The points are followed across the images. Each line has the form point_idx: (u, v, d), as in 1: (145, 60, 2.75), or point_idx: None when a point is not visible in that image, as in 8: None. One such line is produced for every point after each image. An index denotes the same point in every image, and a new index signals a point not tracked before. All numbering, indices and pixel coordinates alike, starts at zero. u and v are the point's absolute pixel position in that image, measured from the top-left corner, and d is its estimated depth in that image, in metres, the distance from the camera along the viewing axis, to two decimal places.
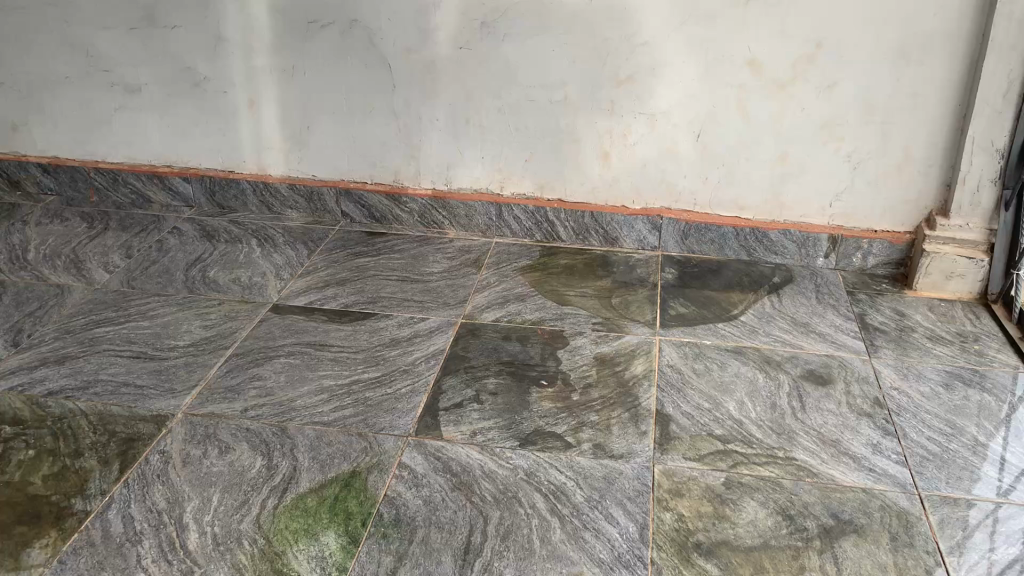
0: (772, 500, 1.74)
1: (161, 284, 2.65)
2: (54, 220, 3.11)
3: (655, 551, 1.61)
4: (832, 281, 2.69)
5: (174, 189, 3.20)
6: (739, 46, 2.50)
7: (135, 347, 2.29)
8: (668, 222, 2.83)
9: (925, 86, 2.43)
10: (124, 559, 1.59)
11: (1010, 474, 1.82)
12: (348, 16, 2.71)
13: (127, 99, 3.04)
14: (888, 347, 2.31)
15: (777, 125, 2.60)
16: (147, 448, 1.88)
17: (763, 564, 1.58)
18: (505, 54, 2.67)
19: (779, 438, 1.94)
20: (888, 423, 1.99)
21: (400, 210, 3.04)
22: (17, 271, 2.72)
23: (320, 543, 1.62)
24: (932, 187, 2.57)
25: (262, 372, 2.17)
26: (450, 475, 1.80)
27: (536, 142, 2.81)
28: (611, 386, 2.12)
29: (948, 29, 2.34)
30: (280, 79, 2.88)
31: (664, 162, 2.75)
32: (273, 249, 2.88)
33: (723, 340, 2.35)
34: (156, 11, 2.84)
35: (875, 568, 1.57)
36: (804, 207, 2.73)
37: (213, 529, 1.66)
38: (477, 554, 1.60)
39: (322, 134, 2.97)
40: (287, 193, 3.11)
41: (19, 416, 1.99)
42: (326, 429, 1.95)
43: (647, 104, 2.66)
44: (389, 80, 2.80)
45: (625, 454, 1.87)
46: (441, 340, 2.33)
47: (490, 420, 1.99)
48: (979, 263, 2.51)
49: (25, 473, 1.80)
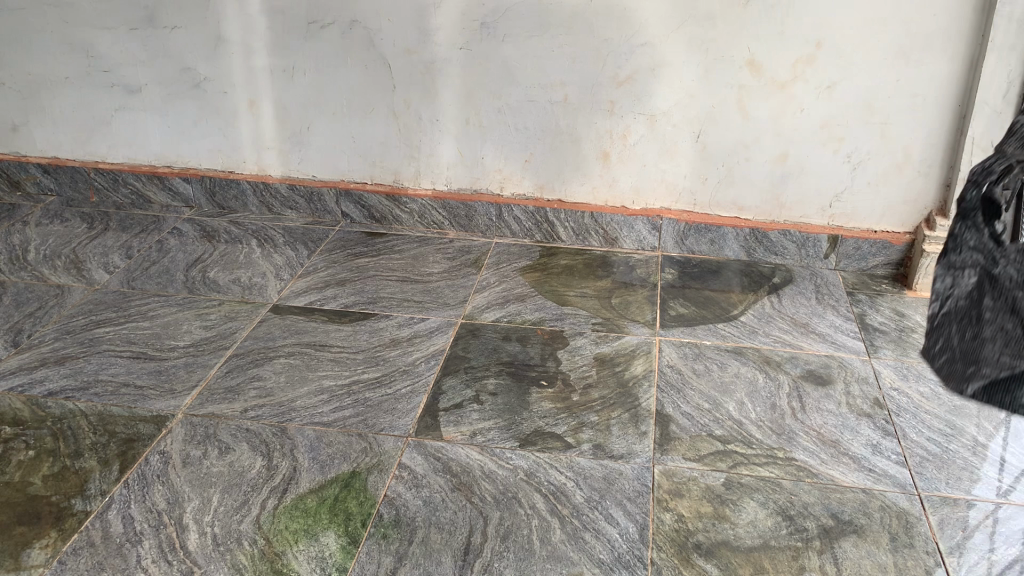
0: (772, 500, 1.74)
1: (161, 284, 2.65)
2: (54, 220, 3.11)
3: (655, 551, 1.61)
4: (832, 282, 2.69)
5: (174, 189, 3.20)
6: (738, 46, 2.50)
7: (135, 347, 2.29)
8: (667, 222, 2.83)
9: (925, 87, 2.43)
10: (124, 559, 1.59)
11: (1010, 474, 1.82)
12: (348, 16, 2.71)
13: (127, 100, 3.04)
14: (887, 347, 2.32)
15: (777, 125, 2.60)
16: (147, 448, 1.88)
17: (763, 564, 1.58)
18: (504, 54, 2.67)
19: (778, 438, 1.94)
20: (888, 423, 1.99)
21: (400, 211, 3.05)
22: (16, 271, 2.72)
23: (321, 543, 1.62)
24: (932, 187, 2.57)
25: (262, 372, 2.17)
26: (450, 475, 1.80)
27: (536, 142, 2.81)
28: (611, 386, 2.13)
29: (948, 29, 2.34)
30: (280, 80, 2.88)
31: (664, 162, 2.75)
32: (273, 250, 2.88)
33: (723, 340, 2.35)
34: (155, 11, 2.83)
35: (876, 568, 1.57)
36: (803, 207, 2.73)
37: (214, 529, 1.66)
38: (477, 554, 1.60)
39: (322, 135, 2.97)
40: (287, 193, 3.11)
41: (20, 416, 1.99)
42: (327, 429, 1.95)
43: (647, 104, 2.66)
44: (389, 80, 2.80)
45: (625, 454, 1.87)
46: (441, 340, 2.33)
47: (490, 420, 1.99)
48: None
49: (25, 474, 1.80)
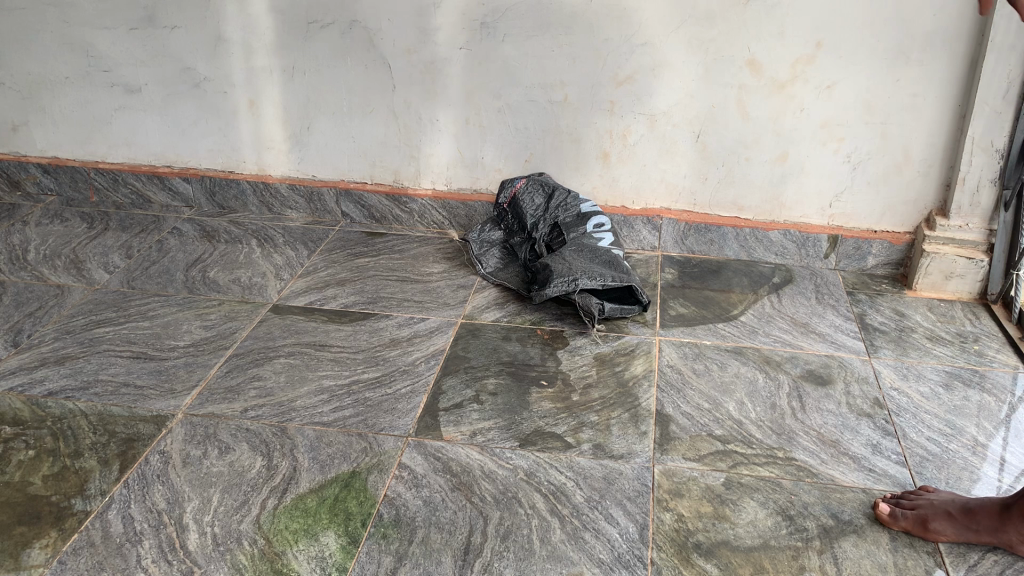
0: (772, 500, 1.74)
1: (162, 283, 2.65)
2: (54, 220, 3.11)
3: (655, 551, 1.61)
4: (832, 281, 2.70)
5: (174, 189, 3.20)
6: (738, 46, 2.50)
7: (135, 347, 2.29)
8: (667, 222, 2.83)
9: (925, 87, 2.43)
10: (124, 559, 1.59)
11: (1010, 474, 1.82)
12: (348, 17, 2.71)
13: (127, 100, 3.04)
14: (887, 347, 2.32)
15: (776, 124, 2.60)
16: (147, 448, 1.88)
17: (763, 564, 1.58)
18: (504, 54, 2.67)
19: (779, 438, 1.94)
20: (887, 423, 1.99)
21: (400, 210, 3.05)
22: (16, 270, 2.72)
23: (321, 543, 1.62)
24: (933, 187, 2.57)
25: (262, 372, 2.17)
26: (450, 475, 1.80)
27: (535, 142, 2.81)
28: (611, 386, 2.13)
29: (948, 29, 2.33)
30: (281, 80, 2.88)
31: (664, 162, 2.75)
32: (274, 250, 2.89)
33: (722, 340, 2.35)
34: (156, 11, 2.83)
35: (875, 568, 1.58)
36: (803, 207, 2.73)
37: (213, 529, 1.66)
38: (477, 554, 1.60)
39: (323, 134, 2.97)
40: (286, 193, 3.11)
41: (20, 416, 1.99)
42: (327, 429, 1.95)
43: (648, 104, 2.65)
44: (389, 79, 2.80)
45: (625, 454, 1.87)
46: (441, 340, 2.33)
47: (490, 420, 1.99)
48: (979, 263, 2.50)
49: (25, 474, 1.80)
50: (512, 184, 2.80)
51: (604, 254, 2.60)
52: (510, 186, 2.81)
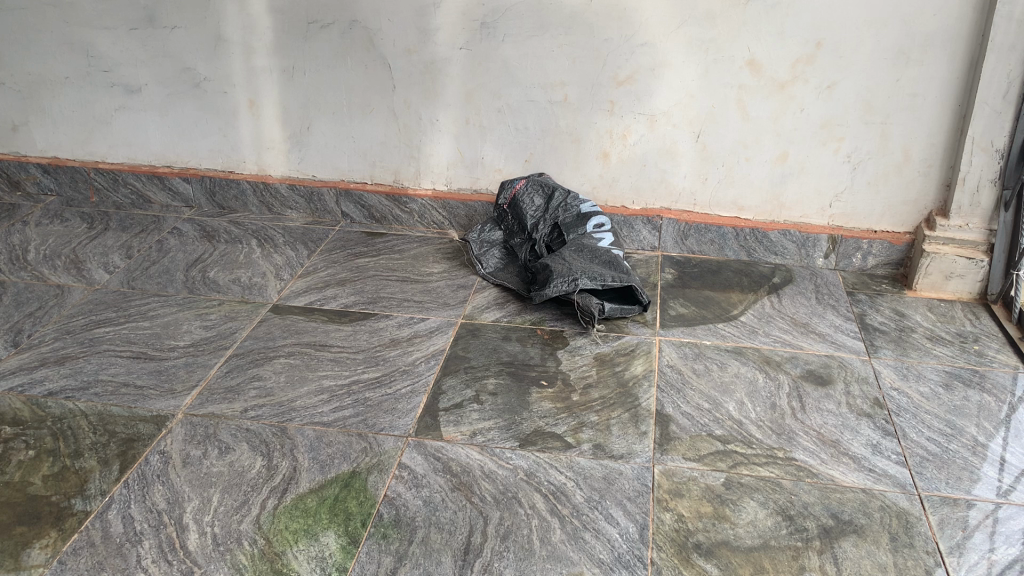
0: (772, 500, 1.74)
1: (162, 283, 2.65)
2: (54, 220, 3.11)
3: (655, 551, 1.61)
4: (832, 281, 2.70)
5: (174, 189, 3.20)
6: (739, 46, 2.50)
7: (135, 346, 2.29)
8: (667, 222, 2.83)
9: (925, 87, 2.43)
10: (124, 560, 1.59)
11: (1010, 474, 1.82)
12: (348, 17, 2.71)
13: (128, 100, 3.04)
14: (888, 347, 2.32)
15: (776, 124, 2.60)
16: (147, 448, 1.88)
17: (763, 564, 1.58)
18: (504, 54, 2.67)
19: (778, 438, 1.94)
20: (887, 423, 1.99)
21: (400, 211, 3.05)
22: (16, 270, 2.72)
23: (321, 543, 1.62)
24: (933, 187, 2.57)
25: (262, 372, 2.17)
26: (450, 475, 1.80)
27: (535, 142, 2.81)
28: (611, 386, 2.13)
29: (949, 29, 2.33)
30: (281, 80, 2.88)
31: (663, 162, 2.75)
32: (274, 250, 2.89)
33: (722, 340, 2.35)
34: (155, 11, 2.83)
35: (875, 568, 1.58)
36: (803, 207, 2.73)
37: (213, 529, 1.66)
38: (477, 554, 1.60)
39: (323, 135, 2.97)
40: (286, 193, 3.11)
41: (19, 416, 1.99)
42: (326, 429, 1.95)
43: (648, 104, 2.66)
44: (389, 79, 2.80)
45: (625, 454, 1.87)
46: (441, 340, 2.33)
47: (489, 420, 1.99)
48: (979, 263, 2.50)
49: (25, 474, 1.80)
50: (512, 184, 2.80)
51: (603, 254, 2.59)
52: (510, 186, 2.80)
